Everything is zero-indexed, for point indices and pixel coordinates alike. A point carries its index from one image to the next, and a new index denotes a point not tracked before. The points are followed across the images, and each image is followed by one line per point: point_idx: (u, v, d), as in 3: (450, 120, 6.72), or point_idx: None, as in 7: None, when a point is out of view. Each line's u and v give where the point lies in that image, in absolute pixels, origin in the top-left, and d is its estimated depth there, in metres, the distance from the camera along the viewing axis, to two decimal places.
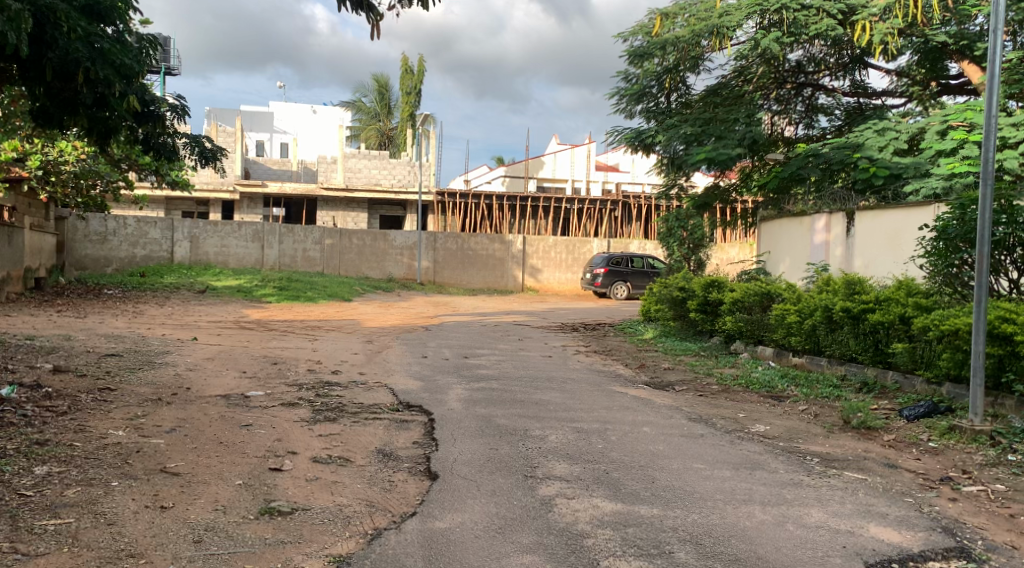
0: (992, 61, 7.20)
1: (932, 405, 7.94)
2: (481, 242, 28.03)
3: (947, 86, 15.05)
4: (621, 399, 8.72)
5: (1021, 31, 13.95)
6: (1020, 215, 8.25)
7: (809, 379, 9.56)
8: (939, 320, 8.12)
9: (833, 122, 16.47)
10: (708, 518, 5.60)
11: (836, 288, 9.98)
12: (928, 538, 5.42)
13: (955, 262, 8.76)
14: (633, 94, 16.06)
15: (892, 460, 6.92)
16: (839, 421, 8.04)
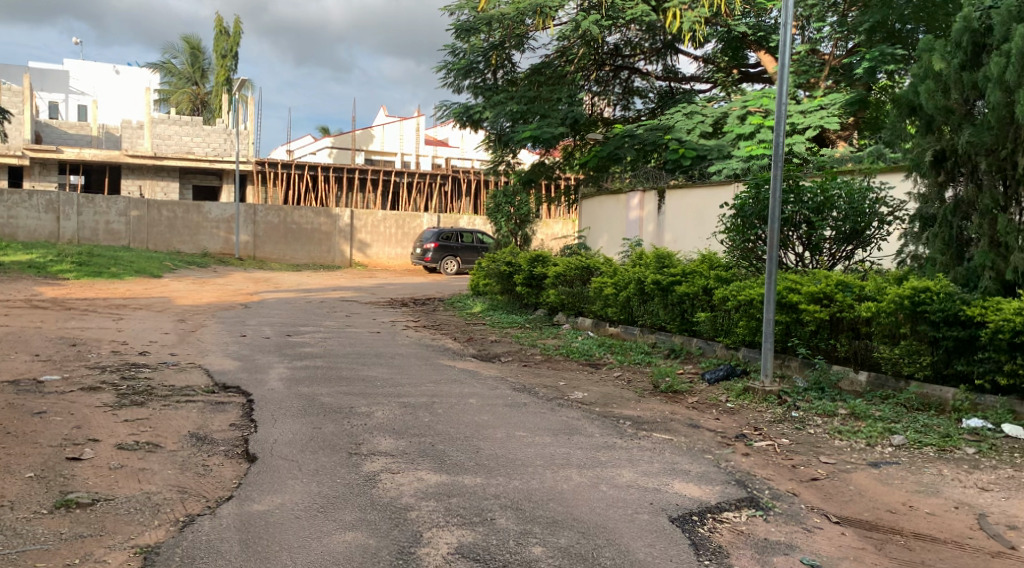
0: (782, 52, 7.79)
1: (730, 368, 8.63)
2: (305, 216, 27.35)
3: (746, 74, 16.09)
4: (448, 372, 8.92)
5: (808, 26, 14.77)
6: (805, 195, 9.05)
7: (624, 347, 10.14)
8: (737, 291, 8.81)
9: (647, 104, 17.26)
10: (528, 484, 5.88)
11: (647, 261, 10.53)
12: (723, 491, 5.94)
13: (750, 237, 9.50)
14: (460, 68, 16.16)
15: (696, 421, 7.50)
16: (649, 386, 8.63)
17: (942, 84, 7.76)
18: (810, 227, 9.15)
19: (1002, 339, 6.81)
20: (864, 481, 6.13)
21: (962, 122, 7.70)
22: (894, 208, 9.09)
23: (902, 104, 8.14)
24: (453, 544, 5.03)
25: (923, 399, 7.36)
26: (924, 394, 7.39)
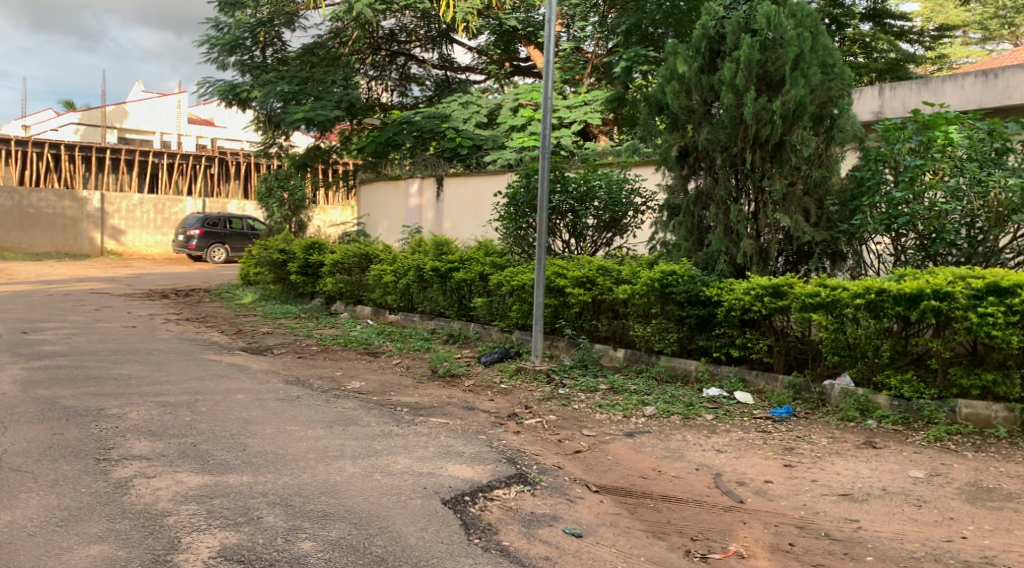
0: (547, 49, 8.16)
1: (505, 351, 8.92)
2: (46, 199, 25.04)
3: (518, 68, 16.58)
4: (213, 367, 8.57)
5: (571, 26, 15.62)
6: (571, 184, 9.59)
7: (403, 334, 10.17)
8: (510, 276, 9.14)
9: (424, 92, 17.29)
10: (299, 479, 5.79)
11: (426, 248, 10.67)
12: (494, 470, 6.13)
13: (522, 225, 9.82)
14: (225, 44, 15.33)
15: (471, 403, 7.68)
16: (427, 371, 8.72)
17: (685, 86, 8.44)
18: (575, 216, 9.68)
19: (734, 316, 7.69)
20: (621, 451, 6.55)
21: (701, 120, 8.40)
22: (647, 198, 9.70)
23: (651, 103, 8.76)
24: (215, 547, 4.87)
25: (670, 371, 8.12)
26: (671, 366, 8.16)
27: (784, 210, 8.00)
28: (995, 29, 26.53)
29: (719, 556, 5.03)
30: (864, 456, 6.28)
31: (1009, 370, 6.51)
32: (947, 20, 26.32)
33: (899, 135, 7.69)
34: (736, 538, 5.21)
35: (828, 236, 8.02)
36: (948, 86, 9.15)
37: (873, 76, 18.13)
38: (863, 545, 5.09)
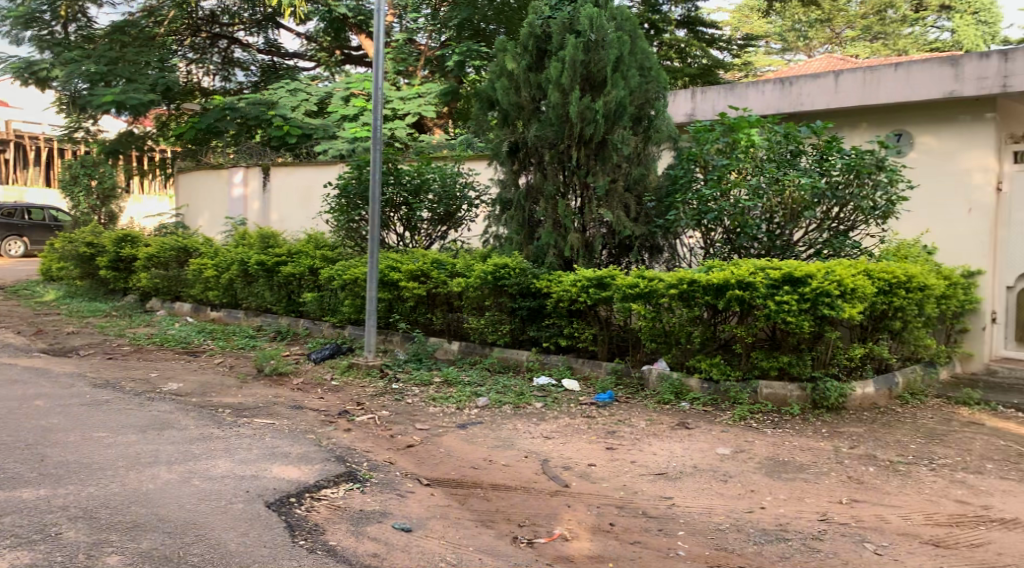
0: (378, 45, 8.18)
1: (336, 347, 8.67)
2: None
3: (350, 57, 16.18)
4: (9, 372, 7.85)
5: (404, 16, 15.27)
6: (405, 177, 9.45)
7: (227, 332, 9.71)
8: (342, 270, 8.90)
9: (249, 78, 16.71)
10: (106, 489, 5.39)
11: (252, 241, 10.26)
12: (322, 469, 5.93)
13: (354, 218, 9.50)
14: (19, 17, 14.08)
15: (299, 401, 7.42)
16: (253, 370, 8.34)
17: (514, 83, 8.48)
18: (409, 208, 9.56)
19: (563, 307, 7.85)
20: (453, 443, 6.50)
21: (530, 117, 8.44)
22: (481, 192, 9.67)
23: (483, 99, 8.75)
24: None
25: (502, 362, 8.21)
26: (503, 357, 8.25)
27: (607, 205, 8.24)
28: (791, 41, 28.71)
29: (545, 540, 5.07)
30: (677, 436, 6.53)
31: (802, 352, 6.97)
32: (751, 30, 28.13)
33: (708, 136, 8.02)
34: (561, 522, 5.27)
35: (647, 230, 8.35)
36: (750, 92, 9.38)
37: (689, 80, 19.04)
38: (675, 521, 5.27)
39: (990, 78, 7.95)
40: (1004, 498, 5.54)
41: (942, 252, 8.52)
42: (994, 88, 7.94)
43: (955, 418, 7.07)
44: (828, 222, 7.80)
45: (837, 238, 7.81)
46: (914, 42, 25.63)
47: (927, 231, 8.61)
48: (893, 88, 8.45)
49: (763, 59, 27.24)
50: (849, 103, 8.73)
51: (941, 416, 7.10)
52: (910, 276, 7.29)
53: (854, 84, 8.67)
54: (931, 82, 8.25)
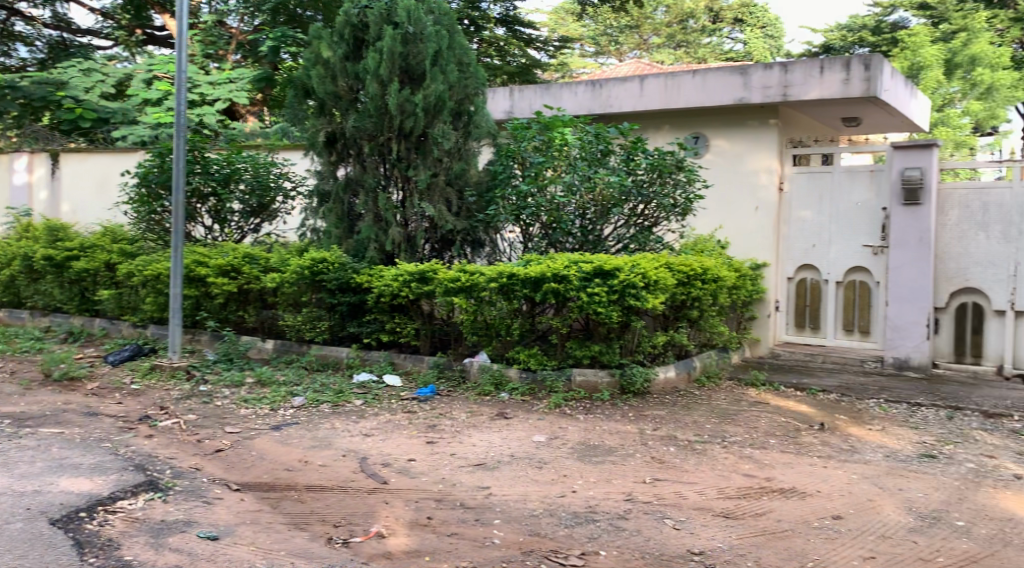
0: (181, 30, 7.64)
1: (136, 348, 8.06)
2: None
3: (152, 37, 15.30)
4: None
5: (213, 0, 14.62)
6: (213, 167, 8.89)
7: (9, 334, 8.80)
8: (142, 265, 8.25)
9: (34, 54, 15.42)
10: None
11: (37, 234, 9.33)
12: (118, 479, 5.43)
13: (157, 209, 8.87)
14: None
15: (93, 408, 6.80)
16: (39, 375, 7.58)
17: (330, 72, 8.11)
18: (219, 199, 9.04)
19: (384, 303, 7.65)
20: (265, 445, 6.13)
21: (349, 107, 8.17)
22: (297, 184, 9.27)
23: (298, 87, 8.28)
24: None
25: (321, 359, 7.91)
26: (323, 355, 7.95)
27: (429, 199, 8.10)
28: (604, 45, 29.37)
29: (361, 539, 4.85)
30: (495, 426, 6.48)
31: (611, 340, 7.15)
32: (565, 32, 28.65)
33: (525, 134, 8.01)
34: (378, 519, 5.08)
35: (468, 225, 8.28)
36: (562, 93, 9.55)
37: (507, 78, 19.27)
38: (492, 510, 5.19)
39: (772, 88, 8.51)
40: (785, 469, 5.85)
41: (733, 246, 9.17)
42: (776, 97, 8.50)
43: (745, 398, 7.49)
44: (634, 219, 8.07)
45: (642, 233, 8.12)
46: (712, 51, 28.64)
47: (720, 227, 9.24)
48: (690, 94, 8.87)
49: (577, 61, 27.85)
50: (652, 107, 9.09)
51: (733, 396, 7.52)
52: (705, 270, 7.66)
53: (656, 88, 9.04)
54: (722, 90, 8.72)
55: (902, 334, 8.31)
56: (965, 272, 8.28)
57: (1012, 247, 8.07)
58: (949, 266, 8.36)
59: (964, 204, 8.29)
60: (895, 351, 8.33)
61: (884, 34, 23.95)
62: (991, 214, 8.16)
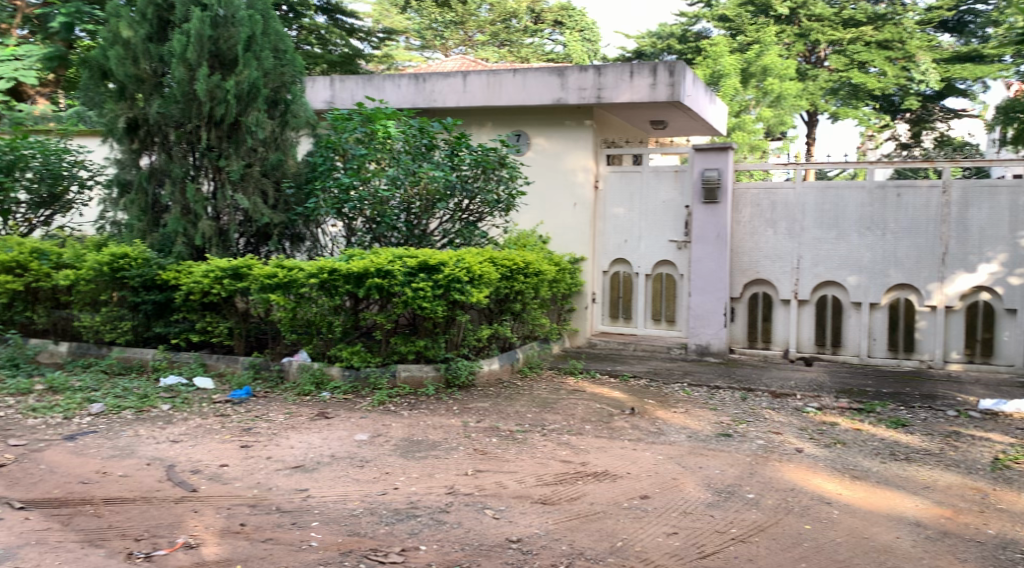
0: None
1: None
2: None
3: None
4: None
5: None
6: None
7: None
8: None
9: None
10: None
11: None
12: None
13: None
14: None
15: None
16: None
17: (131, 53, 7.55)
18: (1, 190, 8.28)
19: (194, 300, 7.28)
20: (58, 458, 5.64)
21: (153, 91, 7.64)
22: (94, 173, 8.70)
23: (93, 67, 7.66)
24: None
25: (124, 363, 7.39)
26: (126, 357, 7.44)
27: (243, 191, 7.76)
28: (430, 40, 29.03)
29: (165, 552, 4.54)
30: (315, 426, 6.27)
31: (436, 335, 7.11)
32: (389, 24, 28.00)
33: (347, 125, 7.78)
34: (185, 529, 4.77)
35: (286, 218, 7.98)
36: (385, 84, 9.36)
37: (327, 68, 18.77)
38: (309, 512, 5.01)
39: (587, 89, 8.74)
40: (599, 453, 6.01)
41: (552, 241, 9.39)
42: (591, 99, 8.74)
43: (564, 387, 7.64)
44: (459, 214, 8.04)
45: (467, 228, 8.08)
46: (533, 52, 29.29)
47: (541, 223, 9.41)
48: (511, 93, 8.95)
49: (402, 54, 27.41)
50: (475, 104, 9.09)
51: (553, 386, 7.64)
52: (526, 264, 7.76)
53: (479, 85, 9.05)
54: (541, 90, 8.86)
55: (702, 322, 8.79)
56: (756, 265, 8.81)
57: (796, 243, 8.66)
58: (743, 259, 8.87)
59: (756, 203, 8.81)
60: (698, 338, 8.81)
61: (688, 43, 25.30)
62: (779, 212, 8.72)
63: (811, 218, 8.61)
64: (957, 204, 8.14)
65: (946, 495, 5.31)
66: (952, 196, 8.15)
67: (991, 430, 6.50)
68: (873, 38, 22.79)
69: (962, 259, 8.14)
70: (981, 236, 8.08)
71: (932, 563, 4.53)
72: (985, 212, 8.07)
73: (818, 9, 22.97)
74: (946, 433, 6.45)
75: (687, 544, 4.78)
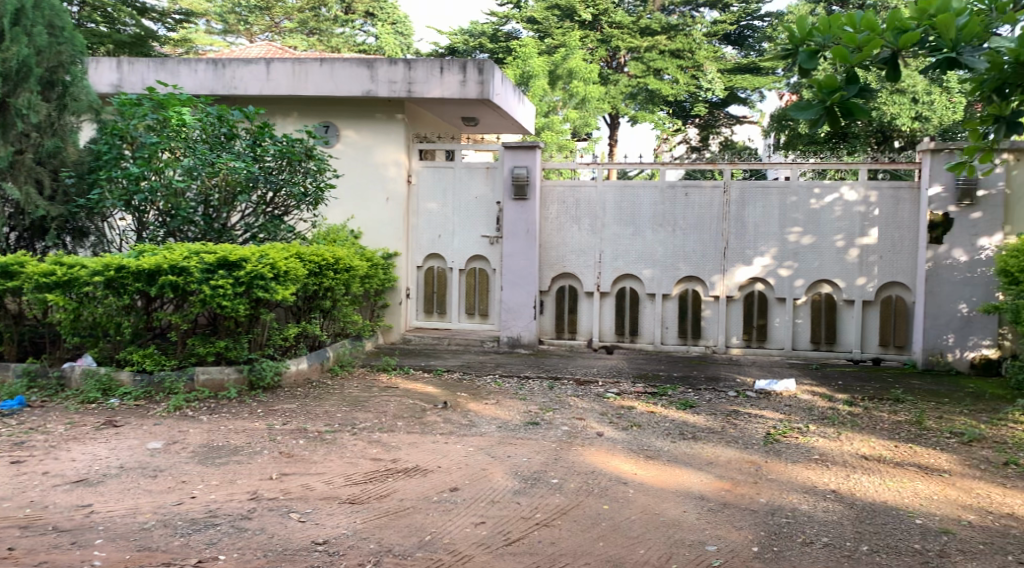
0: None
1: None
2: None
3: None
4: None
5: None
6: None
7: None
8: None
9: None
10: None
11: None
12: None
13: None
14: None
15: None
16: None
17: None
18: None
19: None
20: None
21: None
22: None
23: None
24: None
25: None
26: None
27: (12, 180, 7.08)
28: (233, 24, 27.96)
29: None
30: (102, 437, 5.83)
31: (238, 335, 6.80)
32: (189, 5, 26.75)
33: (135, 110, 7.25)
34: None
35: (65, 210, 7.39)
36: (181, 68, 8.81)
37: (115, 48, 17.56)
38: (92, 529, 4.65)
39: (398, 82, 8.63)
40: (409, 449, 5.96)
41: (365, 236, 9.21)
42: (402, 93, 8.64)
43: (376, 384, 7.52)
44: (262, 207, 7.73)
45: (271, 222, 7.76)
46: (344, 41, 28.85)
47: (352, 217, 9.20)
48: (319, 82, 8.69)
49: (202, 37, 26.09)
50: (280, 92, 8.76)
51: (364, 384, 7.50)
52: (336, 259, 7.55)
53: (284, 73, 8.72)
54: (350, 81, 8.67)
55: (513, 314, 8.94)
56: (563, 260, 9.04)
57: (599, 238, 8.96)
58: (551, 254, 9.06)
59: (562, 200, 9.02)
60: (509, 331, 8.95)
61: (499, 42, 25.83)
62: (582, 208, 8.98)
63: (611, 215, 8.93)
64: (735, 204, 8.71)
65: (728, 469, 5.65)
66: (731, 196, 8.71)
67: (766, 407, 6.99)
68: (666, 47, 24.82)
69: (741, 253, 8.72)
70: (755, 233, 8.69)
71: (713, 533, 4.80)
72: (759, 210, 8.68)
73: (616, 16, 24.54)
74: (728, 412, 6.88)
75: (493, 532, 4.81)
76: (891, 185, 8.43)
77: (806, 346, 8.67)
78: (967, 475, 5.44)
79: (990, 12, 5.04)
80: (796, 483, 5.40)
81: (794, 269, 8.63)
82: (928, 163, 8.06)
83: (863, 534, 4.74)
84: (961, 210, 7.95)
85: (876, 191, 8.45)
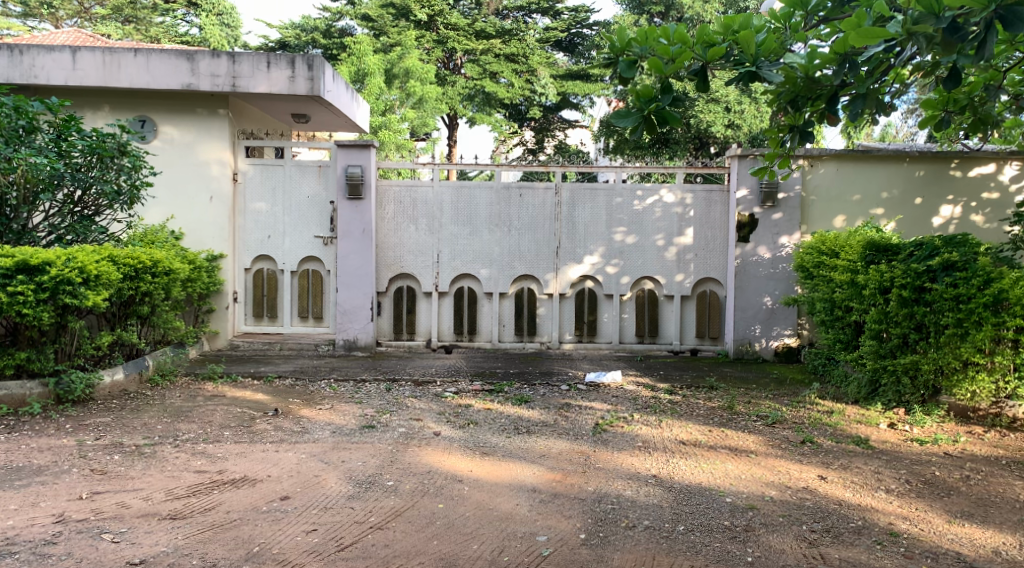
0: None
1: None
2: None
3: None
4: None
5: None
6: None
7: None
8: None
9: None
10: None
11: None
12: None
13: None
14: None
15: None
16: None
17: None
18: None
19: None
20: None
21: None
22: None
23: None
24: None
25: None
26: None
27: None
28: (34, 7, 25.77)
29: None
30: None
31: (41, 345, 6.35)
32: None
33: None
34: None
35: None
36: None
37: None
38: None
39: (220, 77, 8.33)
40: (237, 459, 5.76)
41: (186, 237, 8.82)
42: (225, 87, 8.35)
43: (200, 393, 7.21)
44: (69, 207, 7.33)
45: (80, 222, 7.34)
46: (164, 31, 27.57)
47: (172, 218, 8.80)
48: (132, 74, 8.25)
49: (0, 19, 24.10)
50: (87, 84, 8.24)
51: (187, 393, 7.18)
52: (155, 262, 7.18)
53: (92, 64, 8.22)
54: (167, 74, 8.27)
55: (348, 317, 8.79)
56: (400, 260, 9.00)
57: (436, 238, 8.97)
58: (387, 255, 9.00)
59: (398, 200, 8.97)
60: (344, 333, 8.79)
61: (332, 38, 25.47)
62: (419, 209, 8.96)
63: (447, 216, 8.96)
64: (566, 205, 8.95)
65: (558, 461, 5.80)
66: (561, 197, 8.93)
67: (594, 399, 7.23)
68: (501, 51, 25.20)
69: (572, 252, 8.97)
70: (585, 232, 8.96)
71: (543, 523, 4.91)
72: (587, 211, 8.95)
73: (452, 18, 24.56)
74: (560, 405, 7.06)
75: (325, 539, 4.73)
76: (704, 188, 8.90)
77: (632, 339, 9.03)
78: (770, 454, 5.83)
79: (785, 29, 5.41)
80: (621, 470, 5.62)
81: (621, 267, 8.96)
82: (736, 168, 8.56)
83: (680, 515, 4.98)
84: (764, 211, 8.49)
85: (691, 194, 8.88)
